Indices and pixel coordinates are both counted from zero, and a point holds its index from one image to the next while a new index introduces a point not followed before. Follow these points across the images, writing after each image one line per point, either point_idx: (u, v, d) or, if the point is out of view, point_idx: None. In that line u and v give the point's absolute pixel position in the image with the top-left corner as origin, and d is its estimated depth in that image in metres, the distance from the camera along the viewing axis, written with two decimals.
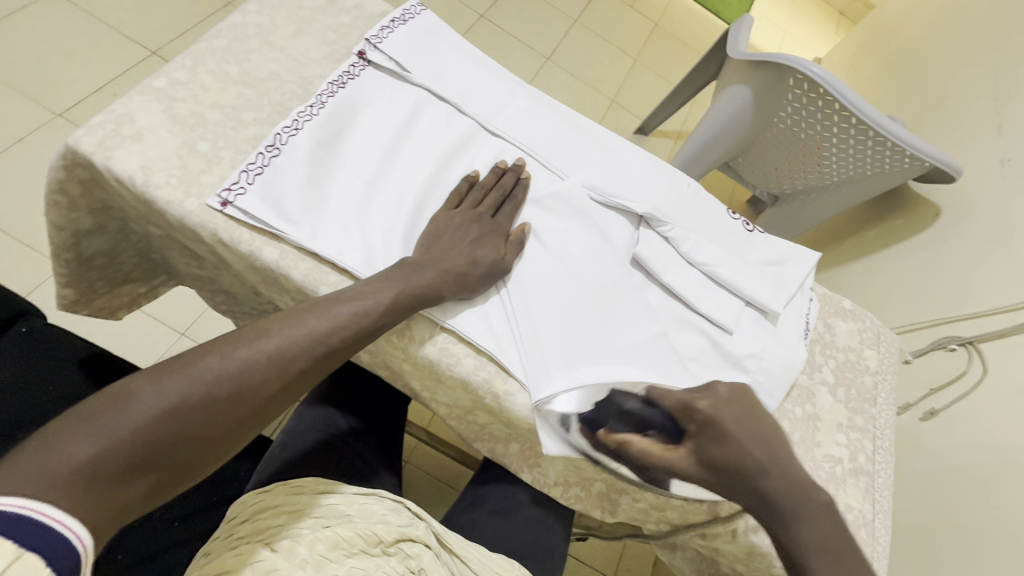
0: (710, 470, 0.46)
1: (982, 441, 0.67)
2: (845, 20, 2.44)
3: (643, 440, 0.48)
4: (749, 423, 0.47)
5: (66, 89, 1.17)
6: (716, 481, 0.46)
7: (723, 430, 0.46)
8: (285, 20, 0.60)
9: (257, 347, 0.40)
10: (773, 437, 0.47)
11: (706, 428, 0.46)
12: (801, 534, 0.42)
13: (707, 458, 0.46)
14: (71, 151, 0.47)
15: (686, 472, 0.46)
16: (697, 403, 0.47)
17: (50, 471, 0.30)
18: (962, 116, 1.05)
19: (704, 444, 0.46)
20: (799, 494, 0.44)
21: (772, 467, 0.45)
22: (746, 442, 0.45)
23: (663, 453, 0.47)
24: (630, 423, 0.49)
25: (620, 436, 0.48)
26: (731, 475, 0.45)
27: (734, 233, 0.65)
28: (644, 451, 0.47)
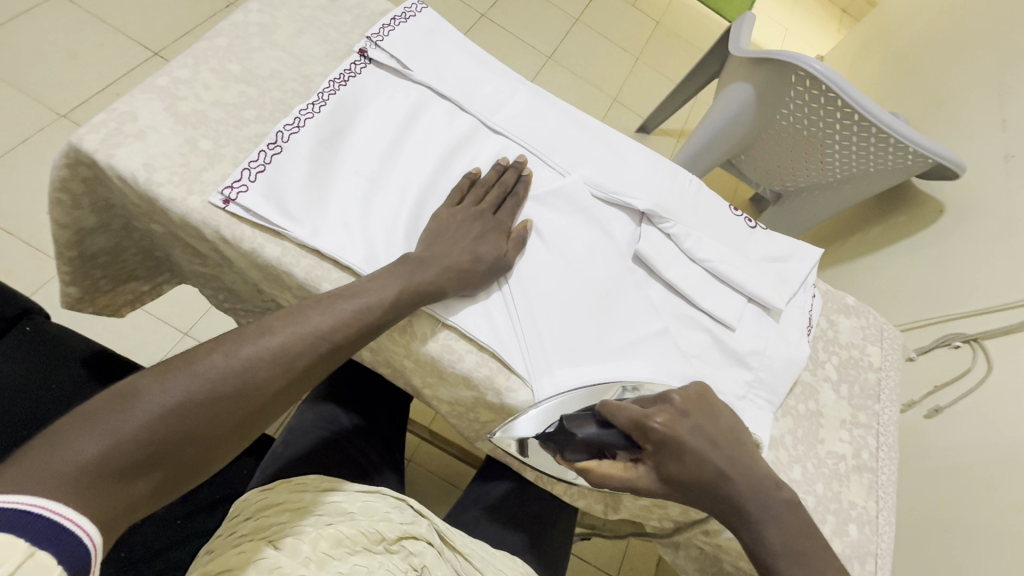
0: (671, 486, 0.46)
1: (986, 438, 0.66)
2: (847, 18, 2.43)
3: (603, 464, 0.46)
4: (706, 435, 0.46)
5: (70, 90, 1.17)
6: (680, 495, 0.46)
7: (682, 447, 0.45)
8: (286, 18, 0.61)
9: (261, 344, 0.40)
10: (732, 442, 0.47)
11: (663, 447, 0.45)
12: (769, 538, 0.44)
13: (667, 475, 0.45)
14: (73, 150, 0.48)
15: (648, 490, 0.46)
16: (652, 421, 0.45)
17: (56, 470, 0.30)
18: (966, 113, 1.04)
19: (664, 463, 0.45)
20: (762, 495, 0.45)
21: (734, 474, 0.46)
22: (704, 454, 0.45)
23: (624, 475, 0.46)
24: (588, 448, 0.47)
25: (582, 462, 0.47)
26: (694, 488, 0.45)
27: (736, 230, 0.64)
28: (605, 478, 0.46)
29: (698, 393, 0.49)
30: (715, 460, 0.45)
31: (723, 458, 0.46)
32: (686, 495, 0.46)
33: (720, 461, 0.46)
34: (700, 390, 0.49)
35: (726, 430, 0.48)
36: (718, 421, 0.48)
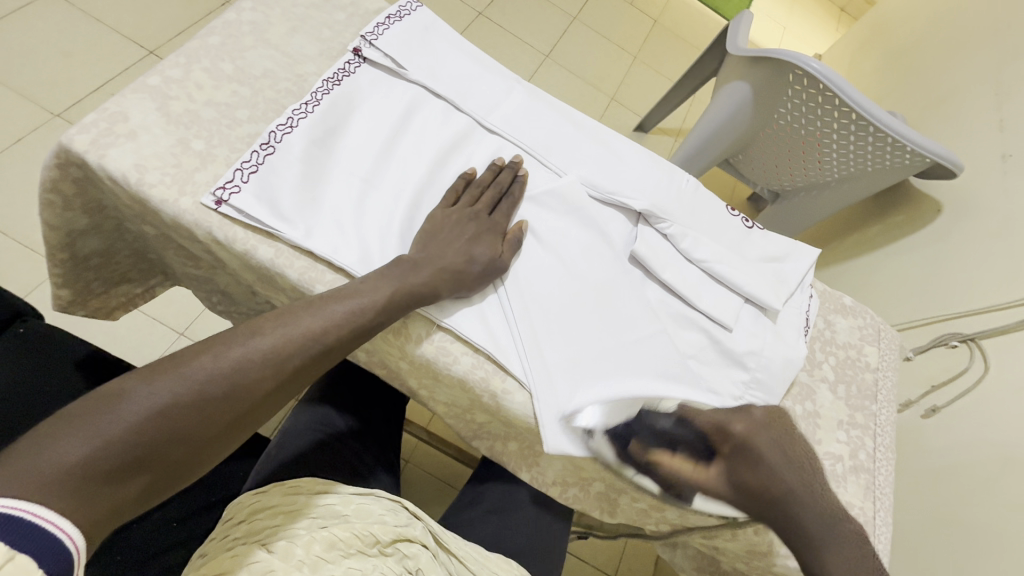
0: (739, 490, 0.48)
1: (983, 438, 0.66)
2: (845, 16, 2.43)
3: (675, 455, 0.49)
4: (773, 449, 0.51)
5: (64, 89, 1.17)
6: (746, 502, 0.48)
7: (754, 452, 0.50)
8: (279, 17, 0.60)
9: (251, 346, 0.40)
10: (802, 471, 0.51)
11: (739, 451, 0.50)
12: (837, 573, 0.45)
13: (739, 480, 0.49)
14: (63, 150, 0.47)
15: (717, 492, 0.49)
16: (733, 425, 0.51)
17: (39, 473, 0.29)
18: (963, 112, 1.04)
19: (736, 464, 0.49)
20: (826, 524, 0.48)
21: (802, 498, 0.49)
22: (775, 467, 0.50)
23: (694, 469, 0.49)
24: (665, 439, 0.49)
25: (650, 450, 0.49)
26: (764, 499, 0.48)
27: (733, 229, 0.64)
28: (673, 465, 0.49)
29: (771, 420, 0.54)
30: (786, 478, 0.49)
31: (791, 479, 0.49)
32: (749, 504, 0.48)
33: (788, 478, 0.49)
34: (774, 413, 0.55)
35: (795, 457, 0.52)
36: (790, 447, 0.53)
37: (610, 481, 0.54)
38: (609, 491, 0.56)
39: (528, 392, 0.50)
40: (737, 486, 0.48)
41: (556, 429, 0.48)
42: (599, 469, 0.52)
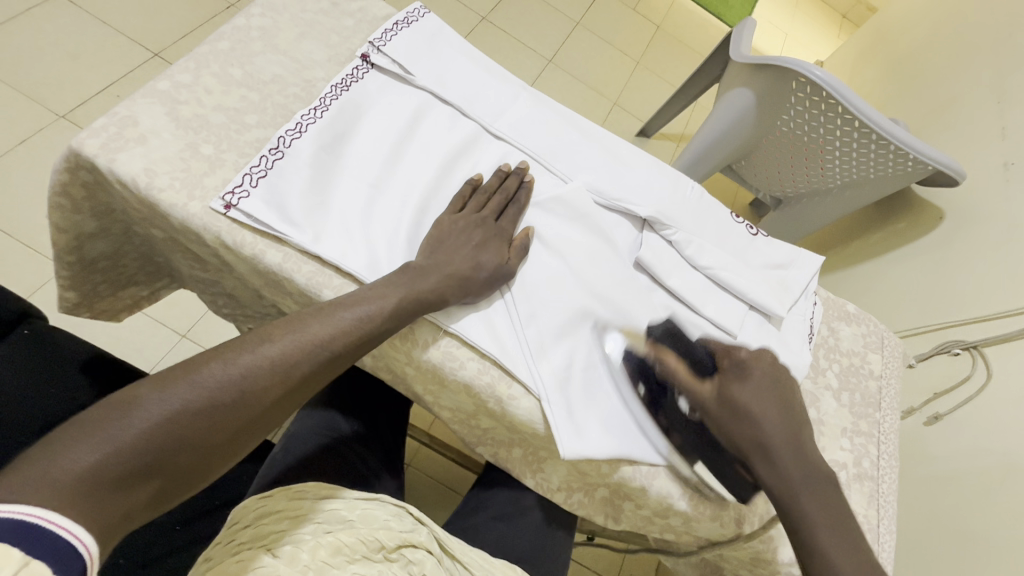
0: (725, 407, 0.49)
1: (987, 446, 0.66)
2: (847, 23, 2.44)
3: (676, 360, 0.52)
4: (776, 392, 0.50)
5: (70, 90, 1.17)
6: (729, 422, 0.49)
7: (753, 380, 0.50)
8: (288, 23, 0.60)
9: (260, 353, 0.40)
10: (803, 422, 0.50)
11: (735, 371, 0.51)
12: (806, 507, 0.45)
13: (727, 396, 0.49)
14: (74, 154, 0.47)
15: (703, 403, 0.50)
16: (737, 351, 0.53)
17: (52, 479, 0.29)
18: (967, 120, 1.04)
19: (733, 386, 0.50)
20: (813, 473, 0.46)
21: (789, 435, 0.48)
22: (772, 407, 0.49)
23: (694, 379, 0.51)
24: (674, 344, 0.54)
25: (659, 348, 0.53)
26: (743, 419, 0.48)
27: (738, 237, 0.64)
28: (673, 368, 0.51)
29: (778, 367, 0.52)
30: (781, 421, 0.48)
31: (789, 423, 0.48)
32: (735, 430, 0.48)
33: (785, 421, 0.48)
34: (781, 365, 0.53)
35: (798, 405, 0.51)
36: (795, 398, 0.51)
37: (614, 487, 0.54)
38: (613, 496, 0.56)
39: (534, 397, 0.50)
40: (726, 407, 0.49)
41: (563, 435, 0.48)
42: (604, 474, 0.52)
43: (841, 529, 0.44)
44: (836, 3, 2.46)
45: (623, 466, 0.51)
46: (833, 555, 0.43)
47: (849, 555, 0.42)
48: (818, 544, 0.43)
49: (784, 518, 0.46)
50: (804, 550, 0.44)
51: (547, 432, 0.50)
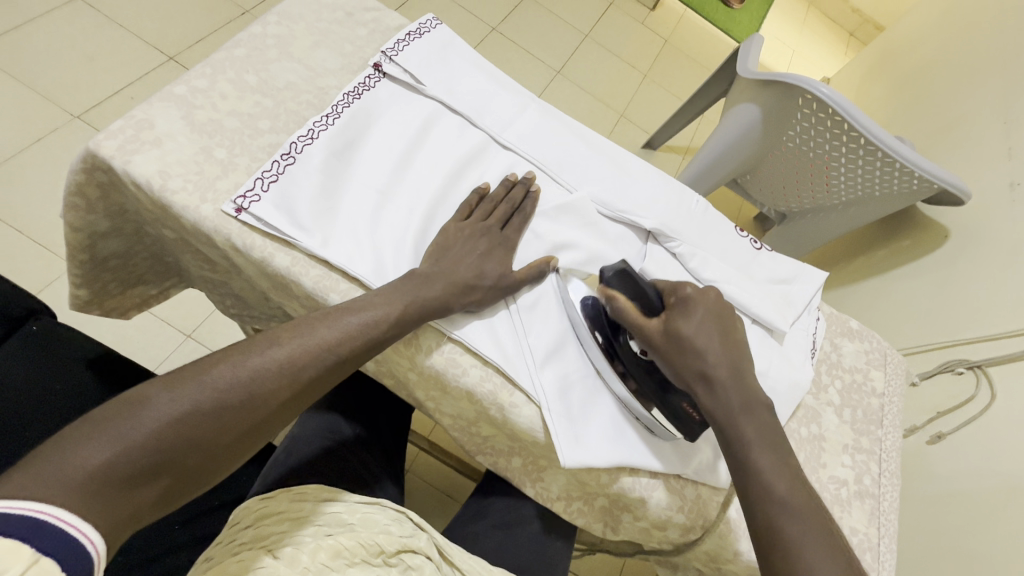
0: (671, 340, 0.47)
1: (991, 466, 0.66)
2: (854, 41, 2.47)
3: (627, 299, 0.50)
4: (718, 324, 0.49)
5: (86, 91, 1.19)
6: (675, 355, 0.47)
7: (698, 313, 0.49)
8: (303, 31, 0.62)
9: (269, 355, 0.41)
10: (741, 352, 0.49)
11: (683, 306, 0.49)
12: (744, 431, 0.45)
13: (673, 328, 0.48)
14: (90, 155, 0.48)
15: (651, 338, 0.48)
16: (684, 287, 0.50)
17: (64, 476, 0.30)
18: (974, 140, 1.05)
19: (678, 320, 0.48)
20: (754, 402, 0.46)
21: (732, 367, 0.47)
22: (716, 340, 0.48)
23: (642, 317, 0.49)
24: (627, 284, 0.50)
25: (610, 292, 0.50)
26: (688, 348, 0.47)
27: (742, 251, 0.65)
28: (625, 309, 0.49)
29: (717, 301, 0.50)
30: (725, 353, 0.48)
31: (732, 357, 0.48)
32: (680, 363, 0.47)
33: (727, 354, 0.48)
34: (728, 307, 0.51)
35: (740, 341, 0.50)
36: (736, 334, 0.50)
37: (613, 498, 0.53)
38: (612, 507, 0.55)
39: (536, 405, 0.50)
40: (672, 340, 0.47)
41: (565, 444, 0.48)
42: (602, 484, 0.52)
43: (776, 454, 0.44)
44: (842, 21, 2.48)
45: (622, 477, 0.51)
46: (768, 476, 0.43)
47: (787, 482, 0.42)
48: (755, 467, 0.43)
49: (723, 444, 0.46)
50: (741, 472, 0.44)
51: (548, 441, 0.50)
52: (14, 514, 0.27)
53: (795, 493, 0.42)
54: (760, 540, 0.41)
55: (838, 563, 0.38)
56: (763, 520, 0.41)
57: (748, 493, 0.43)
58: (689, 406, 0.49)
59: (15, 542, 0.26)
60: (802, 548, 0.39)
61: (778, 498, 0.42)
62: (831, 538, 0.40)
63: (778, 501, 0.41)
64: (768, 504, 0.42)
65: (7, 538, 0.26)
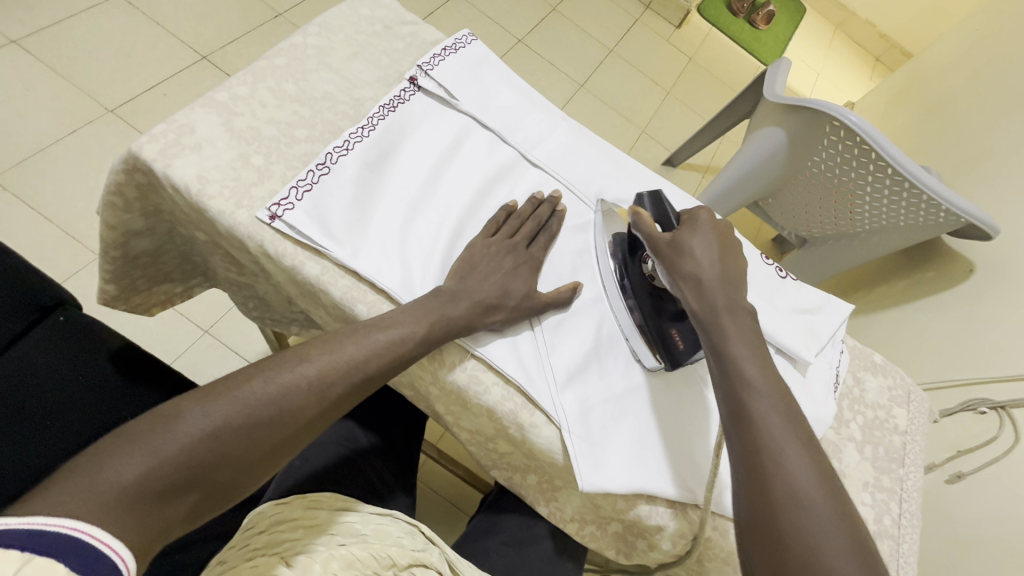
0: (671, 246, 0.51)
1: (1013, 512, 0.64)
2: (880, 66, 2.46)
3: (649, 216, 0.54)
4: (719, 243, 0.50)
5: (120, 86, 1.22)
6: (672, 261, 0.50)
7: (704, 232, 0.51)
8: (342, 43, 0.63)
9: (298, 372, 0.41)
10: (738, 270, 0.50)
11: (691, 223, 0.52)
12: (724, 324, 0.46)
13: (678, 237, 0.51)
14: (133, 157, 0.49)
15: (658, 241, 0.52)
16: (699, 211, 0.53)
17: (101, 492, 0.31)
18: (1002, 174, 1.03)
19: (685, 234, 0.51)
20: (739, 306, 0.47)
21: (725, 276, 0.48)
22: (715, 253, 0.49)
23: (656, 229, 0.53)
24: (656, 205, 0.55)
25: (637, 208, 0.55)
26: (684, 253, 0.50)
27: (768, 279, 0.64)
28: (642, 222, 0.53)
29: (727, 231, 0.52)
30: (718, 264, 0.49)
31: (728, 268, 0.49)
32: (678, 269, 0.50)
33: (722, 265, 0.49)
34: (733, 238, 0.52)
35: (737, 261, 0.50)
36: (734, 255, 0.51)
37: (628, 523, 0.53)
38: (626, 533, 0.55)
39: (556, 427, 0.50)
40: (675, 249, 0.51)
41: (585, 471, 0.48)
42: (617, 509, 0.51)
43: (755, 350, 0.45)
44: (870, 46, 2.47)
45: (639, 504, 0.51)
46: (743, 365, 0.43)
47: (759, 367, 0.43)
48: (730, 355, 0.44)
49: (706, 341, 0.47)
50: (715, 357, 0.45)
51: (566, 463, 0.50)
52: (48, 531, 0.27)
53: (763, 378, 0.43)
54: (730, 417, 0.42)
55: (796, 437, 0.39)
56: (730, 399, 0.43)
57: (723, 380, 0.44)
58: (677, 334, 0.52)
59: (49, 560, 0.26)
60: (766, 421, 0.40)
61: (748, 382, 0.42)
62: (797, 423, 0.41)
63: (750, 386, 0.42)
64: (739, 386, 0.43)
65: (41, 557, 0.26)
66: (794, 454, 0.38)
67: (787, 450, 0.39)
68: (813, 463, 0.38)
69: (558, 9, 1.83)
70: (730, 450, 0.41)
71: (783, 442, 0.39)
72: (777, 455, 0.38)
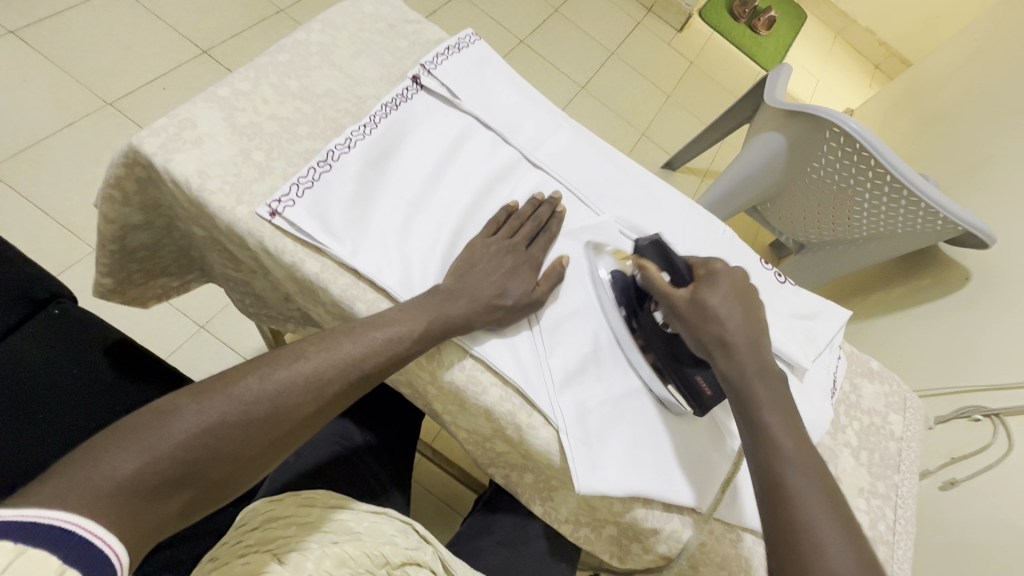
0: (694, 308, 0.49)
1: (1005, 519, 0.65)
2: (879, 73, 2.47)
3: (657, 268, 0.52)
4: (743, 300, 0.49)
5: (120, 79, 1.21)
6: (698, 323, 0.48)
7: (724, 287, 0.49)
8: (345, 40, 0.62)
9: (294, 369, 0.41)
10: (763, 327, 0.49)
11: (710, 276, 0.50)
12: (757, 391, 0.45)
13: (699, 296, 0.49)
14: (132, 150, 0.49)
15: (676, 304, 0.49)
16: (715, 262, 0.51)
17: (94, 487, 0.31)
18: (998, 184, 1.04)
19: (703, 290, 0.49)
20: (769, 370, 0.46)
21: (753, 338, 0.48)
22: (738, 312, 0.48)
23: (670, 286, 0.50)
24: (660, 255, 0.54)
25: (643, 261, 0.53)
26: (708, 314, 0.48)
27: (766, 284, 0.65)
28: (653, 277, 0.52)
29: (745, 281, 0.51)
30: (745, 324, 0.48)
31: (752, 327, 0.48)
32: (701, 330, 0.48)
33: (748, 325, 0.48)
34: (750, 288, 0.51)
35: (759, 316, 0.50)
36: (756, 312, 0.50)
37: (623, 525, 0.53)
38: (622, 536, 0.55)
39: (554, 428, 0.50)
40: (696, 309, 0.49)
41: (583, 475, 0.47)
42: (613, 511, 0.52)
43: (788, 419, 0.44)
44: (870, 53, 2.48)
45: (636, 507, 0.51)
46: (777, 435, 0.43)
47: (794, 441, 0.43)
48: (764, 427, 0.44)
49: (737, 407, 0.46)
50: (749, 429, 0.45)
51: (563, 464, 0.50)
52: (41, 523, 0.27)
53: (800, 452, 0.42)
54: (763, 489, 0.42)
55: (835, 517, 0.39)
56: (767, 474, 0.42)
57: (757, 452, 0.44)
58: (702, 380, 0.50)
59: (43, 552, 0.26)
60: (804, 501, 0.40)
61: (786, 457, 0.42)
62: (835, 500, 0.41)
63: (784, 459, 0.42)
64: (775, 461, 0.42)
65: (35, 548, 0.26)
66: (833, 537, 0.38)
67: (823, 528, 0.39)
68: (852, 546, 0.38)
69: (559, 11, 1.83)
70: (765, 527, 0.41)
71: (822, 525, 0.39)
72: (816, 539, 0.38)
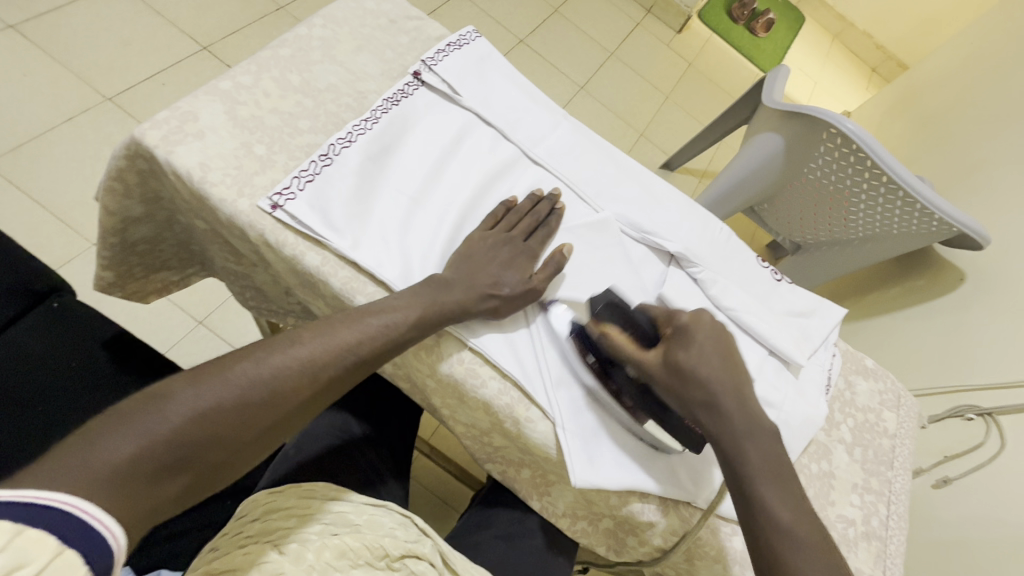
0: (670, 371, 0.48)
1: (998, 517, 0.65)
2: (876, 76, 2.49)
3: (620, 332, 0.49)
4: (720, 346, 0.50)
5: (119, 75, 1.21)
6: (676, 385, 0.48)
7: (697, 341, 0.49)
8: (347, 35, 0.63)
9: (291, 354, 0.42)
10: (744, 372, 0.50)
11: (681, 332, 0.50)
12: (748, 454, 0.45)
13: (674, 360, 0.48)
14: (135, 143, 0.49)
15: (652, 372, 0.48)
16: (678, 315, 0.51)
17: (92, 469, 0.31)
18: (992, 187, 1.05)
19: (677, 351, 0.48)
20: (757, 427, 0.47)
21: (736, 394, 0.48)
22: (715, 364, 0.48)
23: (638, 351, 0.49)
24: (617, 315, 0.50)
25: (602, 326, 0.50)
26: (692, 374, 0.47)
27: (762, 282, 0.65)
28: (619, 344, 0.49)
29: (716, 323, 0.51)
30: (727, 372, 0.48)
31: (734, 376, 0.48)
32: (681, 391, 0.48)
33: (730, 374, 0.48)
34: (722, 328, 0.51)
35: (739, 362, 0.50)
36: (735, 357, 0.50)
37: (619, 518, 0.53)
38: (618, 529, 0.55)
39: (551, 422, 0.50)
40: (671, 372, 0.48)
41: (579, 468, 0.48)
42: (609, 505, 0.52)
43: (781, 482, 0.45)
44: (867, 56, 2.50)
45: (632, 500, 0.51)
46: (773, 505, 0.44)
47: (789, 508, 0.44)
48: (758, 495, 0.44)
49: (728, 470, 0.46)
50: (742, 497, 0.45)
51: (559, 458, 0.50)
52: (40, 504, 0.27)
53: (797, 523, 0.43)
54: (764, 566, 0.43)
55: None
56: (768, 550, 0.43)
57: (755, 523, 0.44)
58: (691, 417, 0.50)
59: (41, 533, 0.27)
60: None
61: (784, 528, 0.43)
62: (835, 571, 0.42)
63: (784, 531, 0.43)
64: (773, 533, 0.43)
65: (34, 529, 0.26)
66: None
67: None
68: None
69: (559, 11, 1.84)
70: None
71: None
72: None
